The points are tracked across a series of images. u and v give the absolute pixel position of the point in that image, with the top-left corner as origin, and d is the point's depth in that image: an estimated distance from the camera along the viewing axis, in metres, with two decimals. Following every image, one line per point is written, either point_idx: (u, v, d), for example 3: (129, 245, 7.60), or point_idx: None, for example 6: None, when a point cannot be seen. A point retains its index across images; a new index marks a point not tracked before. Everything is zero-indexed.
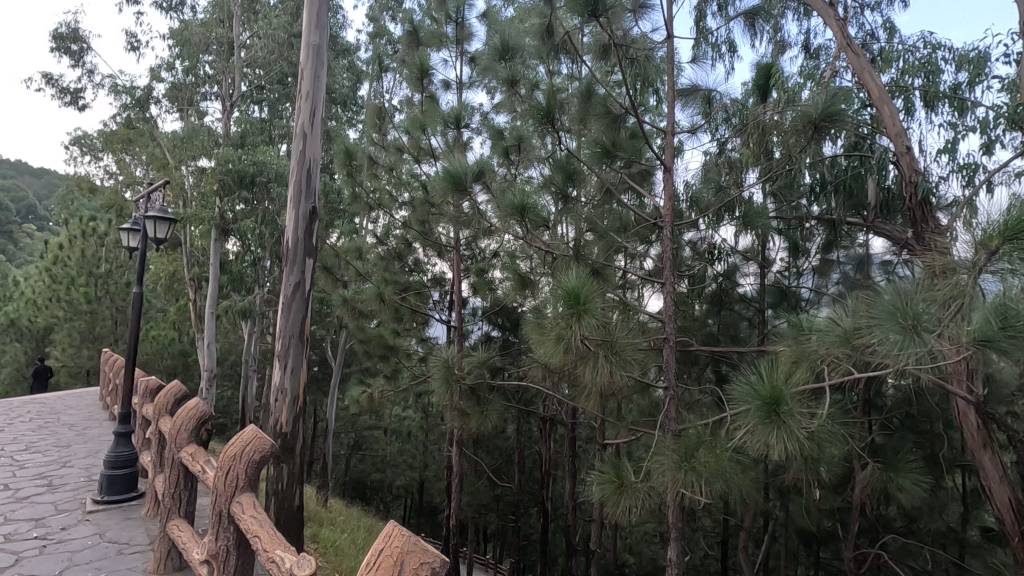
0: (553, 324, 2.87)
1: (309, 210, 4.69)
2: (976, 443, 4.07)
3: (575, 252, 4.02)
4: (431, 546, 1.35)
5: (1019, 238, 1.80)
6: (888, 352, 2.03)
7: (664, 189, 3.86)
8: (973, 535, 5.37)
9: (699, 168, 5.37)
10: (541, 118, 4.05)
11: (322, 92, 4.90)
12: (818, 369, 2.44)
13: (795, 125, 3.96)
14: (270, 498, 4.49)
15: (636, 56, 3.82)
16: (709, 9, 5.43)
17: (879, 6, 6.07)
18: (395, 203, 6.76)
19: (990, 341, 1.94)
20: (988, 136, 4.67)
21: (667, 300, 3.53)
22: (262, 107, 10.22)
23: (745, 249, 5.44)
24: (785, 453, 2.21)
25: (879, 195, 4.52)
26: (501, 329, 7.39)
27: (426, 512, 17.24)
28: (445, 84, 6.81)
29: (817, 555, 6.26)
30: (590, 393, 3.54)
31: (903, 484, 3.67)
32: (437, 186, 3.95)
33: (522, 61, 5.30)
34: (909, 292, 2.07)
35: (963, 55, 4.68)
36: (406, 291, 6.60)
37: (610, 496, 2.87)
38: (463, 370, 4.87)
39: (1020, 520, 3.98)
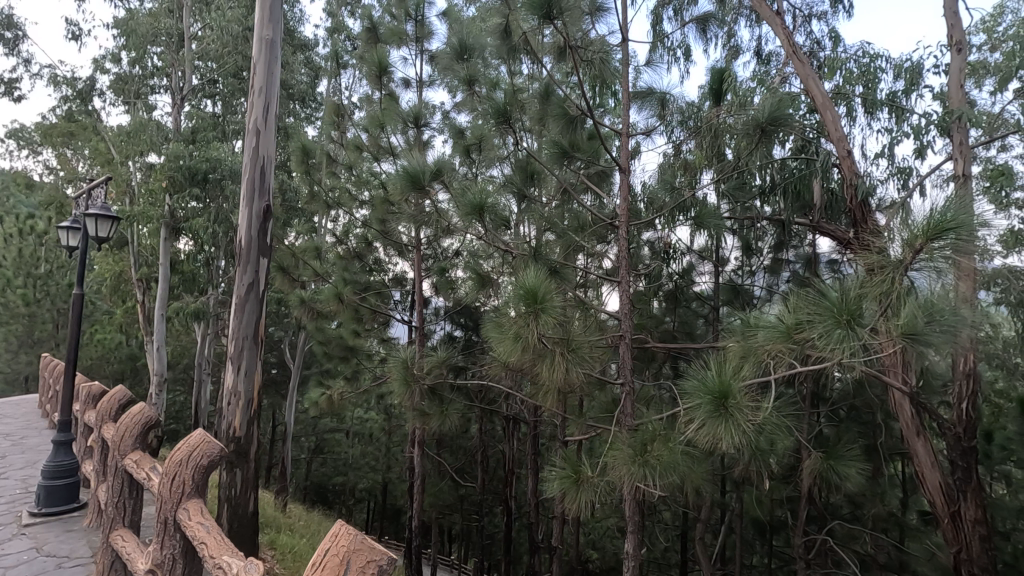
0: (512, 323, 2.89)
1: (263, 209, 4.56)
2: (911, 431, 4.29)
3: (534, 252, 4.06)
4: (379, 545, 1.34)
5: (941, 238, 1.94)
6: (825, 347, 2.15)
7: (620, 190, 3.93)
8: (912, 519, 5.65)
9: (655, 169, 5.50)
10: (499, 118, 4.06)
11: (275, 86, 4.77)
12: (764, 364, 2.53)
13: (747, 128, 4.09)
14: (223, 505, 4.33)
15: (592, 59, 3.88)
16: (665, 14, 5.56)
17: (825, 15, 6.34)
18: (355, 202, 6.67)
19: (919, 335, 2.06)
20: (921, 142, 4.94)
21: (623, 299, 3.59)
22: (215, 102, 9.86)
23: (700, 249, 5.60)
24: (734, 445, 2.29)
25: (824, 197, 4.74)
26: (464, 328, 7.35)
27: (390, 515, 17.05)
28: (405, 82, 6.74)
29: (770, 544, 6.47)
30: (549, 390, 3.58)
31: (844, 471, 3.87)
32: (396, 184, 3.93)
33: (482, 59, 5.30)
34: (847, 290, 2.19)
35: (899, 64, 4.94)
36: (365, 291, 6.50)
37: (568, 491, 2.92)
38: (423, 370, 4.82)
39: (949, 503, 4.24)
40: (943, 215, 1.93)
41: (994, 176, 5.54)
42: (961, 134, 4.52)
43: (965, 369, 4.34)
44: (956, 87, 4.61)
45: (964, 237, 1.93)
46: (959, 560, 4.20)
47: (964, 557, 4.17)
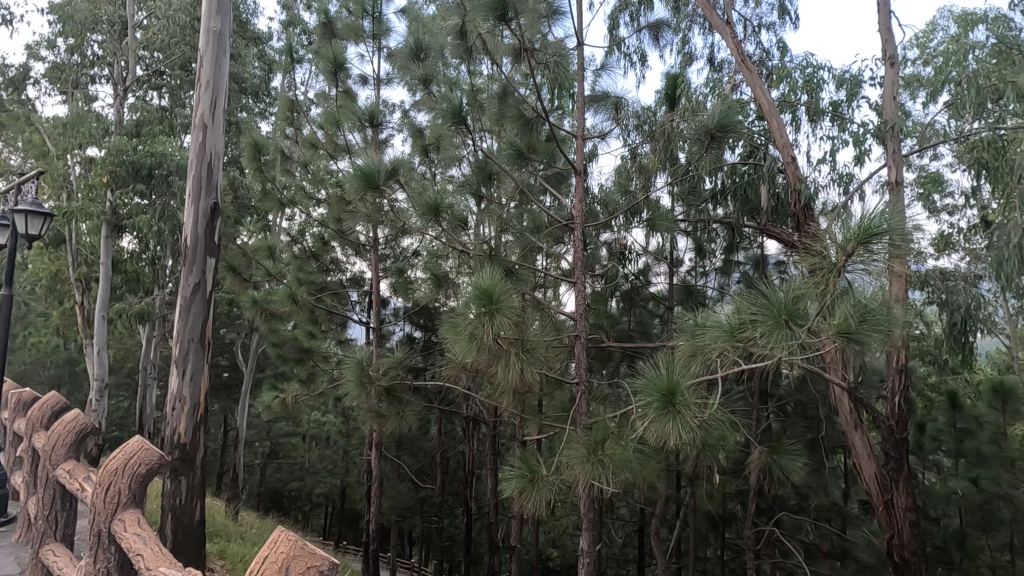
0: (467, 324, 2.89)
1: (210, 207, 4.40)
2: (849, 424, 4.52)
3: (490, 252, 4.07)
4: (318, 550, 1.32)
5: (871, 241, 2.06)
6: (766, 346, 2.24)
7: (575, 192, 3.98)
8: (852, 508, 5.94)
9: (612, 171, 5.60)
10: (455, 118, 4.05)
11: (224, 80, 4.62)
12: (710, 361, 2.61)
13: (697, 134, 4.21)
14: (167, 515, 4.14)
15: (548, 62, 3.93)
16: (622, 19, 5.68)
17: (773, 26, 6.61)
18: (311, 200, 6.52)
19: (853, 334, 2.18)
20: (860, 149, 5.21)
21: (578, 299, 3.64)
22: (162, 94, 9.45)
23: (655, 250, 5.73)
24: (681, 441, 2.36)
25: (770, 201, 4.94)
26: (424, 329, 7.29)
27: (348, 520, 16.74)
28: (362, 79, 6.62)
29: (722, 537, 6.68)
30: (506, 391, 3.59)
31: (787, 464, 4.04)
32: (351, 184, 3.87)
33: (440, 59, 5.27)
34: (788, 291, 2.29)
35: (839, 75, 5.18)
36: (321, 292, 6.37)
37: (523, 490, 2.95)
38: (379, 371, 4.75)
39: (883, 492, 4.49)
40: (872, 219, 2.05)
41: (926, 183, 5.88)
42: (893, 143, 4.78)
43: (899, 364, 4.60)
44: (889, 99, 4.86)
45: (891, 240, 2.05)
46: (892, 545, 4.44)
47: (896, 542, 4.41)
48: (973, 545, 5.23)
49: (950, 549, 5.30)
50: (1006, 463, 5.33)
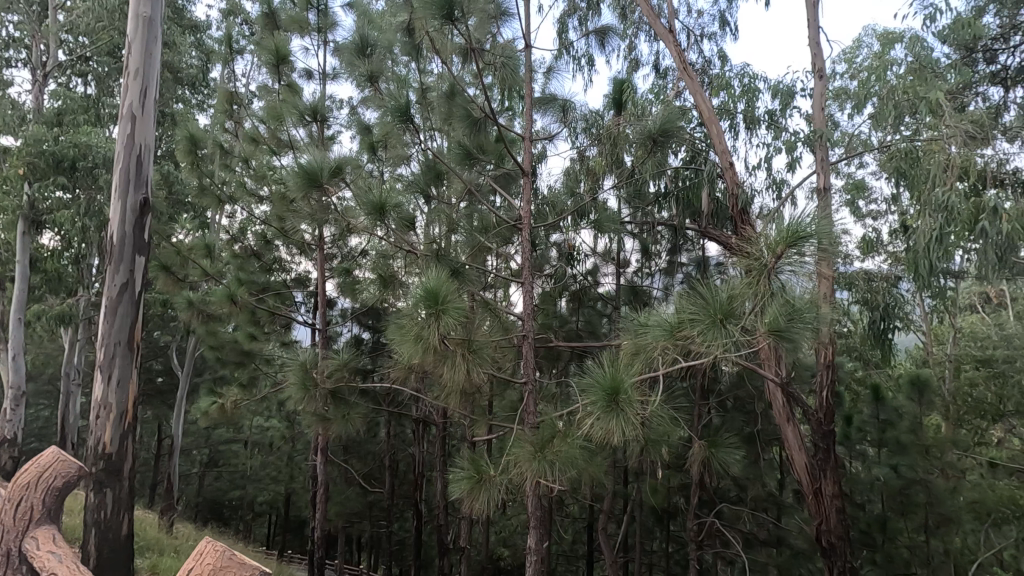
0: (413, 324, 2.86)
1: (140, 202, 4.17)
2: (782, 417, 4.77)
3: (437, 252, 4.04)
4: (245, 563, 1.61)
5: (797, 243, 2.20)
6: (704, 344, 2.34)
7: (523, 192, 4.01)
8: (788, 497, 6.25)
9: (560, 173, 5.68)
10: (402, 116, 3.99)
11: (156, 69, 4.38)
12: (652, 359, 2.69)
13: (641, 137, 4.32)
14: (89, 530, 3.86)
15: (497, 62, 3.93)
16: (570, 23, 5.77)
17: (714, 36, 6.87)
18: (253, 197, 6.27)
19: (782, 331, 2.30)
20: (793, 156, 5.49)
21: (526, 299, 3.67)
22: (87, 81, 8.86)
23: (603, 251, 5.84)
24: (624, 438, 2.42)
25: (711, 204, 5.15)
26: (372, 330, 7.15)
27: (294, 528, 16.21)
28: (307, 73, 6.43)
29: (667, 530, 6.87)
30: (453, 391, 3.56)
31: (726, 457, 4.20)
32: (294, 181, 3.76)
33: (388, 55, 5.18)
34: (723, 290, 2.40)
35: (773, 85, 5.46)
36: (263, 292, 6.13)
37: (471, 491, 2.94)
38: (325, 374, 4.62)
39: (813, 480, 4.75)
40: (797, 222, 2.19)
41: (852, 190, 6.27)
42: (822, 151, 5.06)
43: (826, 360, 4.89)
44: (818, 109, 5.16)
45: (813, 243, 2.19)
46: (821, 531, 4.70)
47: (825, 528, 4.66)
48: (893, 528, 5.62)
49: (874, 532, 5.68)
50: (922, 450, 5.75)
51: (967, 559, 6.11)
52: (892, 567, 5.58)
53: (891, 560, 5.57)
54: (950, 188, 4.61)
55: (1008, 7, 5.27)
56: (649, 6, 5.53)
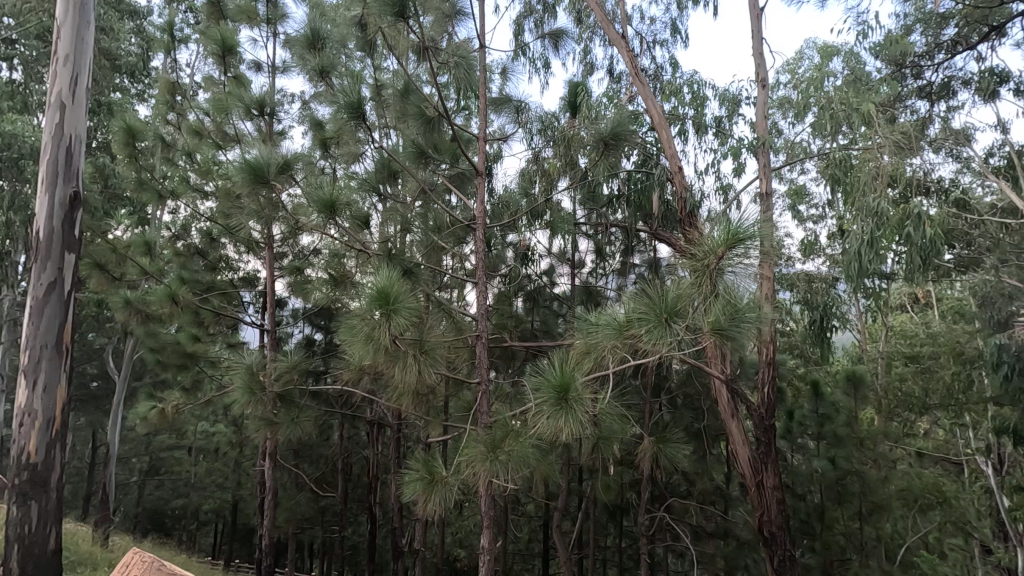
0: (363, 324, 2.81)
1: (69, 196, 3.93)
2: (727, 413, 4.96)
3: (389, 251, 3.98)
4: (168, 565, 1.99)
5: (736, 245, 2.30)
6: (651, 343, 2.40)
7: (478, 192, 4.00)
8: (734, 490, 6.47)
9: (516, 173, 5.71)
10: (354, 112, 3.91)
11: (88, 55, 4.13)
12: (602, 358, 2.74)
13: (595, 140, 4.39)
14: (11, 547, 3.61)
15: (451, 62, 3.91)
16: (526, 26, 5.83)
17: (666, 43, 7.06)
18: (197, 193, 6.01)
19: (725, 330, 2.39)
20: (739, 161, 5.71)
21: (480, 299, 3.66)
22: (13, 66, 8.28)
23: (558, 251, 5.90)
24: (574, 436, 2.45)
25: (660, 207, 5.43)
26: (324, 331, 6.98)
27: (241, 536, 15.63)
28: (255, 65, 6.22)
29: (620, 525, 7.00)
30: (405, 392, 3.51)
31: (674, 452, 4.32)
32: (238, 177, 3.63)
33: (340, 50, 5.07)
34: (669, 289, 2.47)
35: (720, 93, 5.65)
36: (208, 292, 5.89)
37: (423, 492, 2.91)
38: (272, 376, 4.48)
39: (755, 473, 4.94)
40: (736, 225, 2.29)
41: (793, 195, 6.57)
42: (764, 157, 5.28)
43: (768, 357, 5.12)
44: (761, 117, 5.38)
45: (751, 245, 2.30)
46: (763, 522, 4.89)
47: (767, 519, 4.86)
48: (830, 517, 5.96)
49: (812, 521, 6.01)
50: (857, 442, 6.06)
51: (898, 543, 6.47)
52: (829, 555, 5.85)
53: (828, 547, 5.84)
54: (879, 195, 4.91)
55: (933, 26, 5.62)
56: (603, 12, 5.65)
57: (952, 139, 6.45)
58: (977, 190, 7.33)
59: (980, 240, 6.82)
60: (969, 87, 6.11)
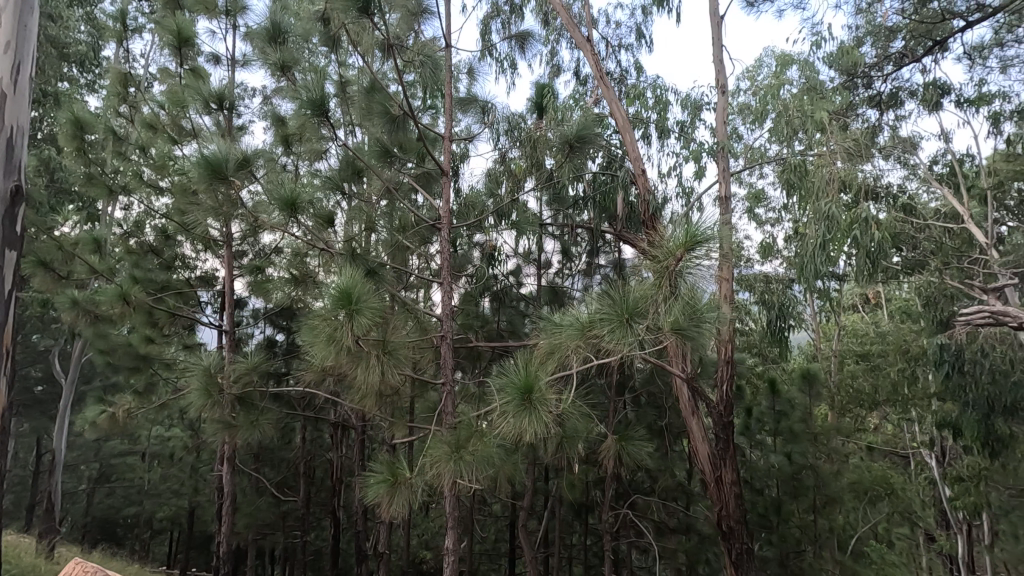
0: (325, 324, 2.77)
1: (12, 190, 3.59)
2: (687, 410, 5.09)
3: (353, 251, 3.92)
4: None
5: (693, 247, 2.36)
6: (613, 343, 2.45)
7: (443, 191, 3.98)
8: (695, 486, 6.60)
9: (482, 174, 5.70)
10: (316, 109, 3.83)
11: (31, 43, 3.89)
12: (565, 359, 2.77)
13: (560, 142, 4.42)
14: None
15: (417, 60, 3.87)
16: (493, 27, 5.84)
17: (631, 47, 7.18)
18: (151, 189, 5.77)
19: (683, 330, 2.45)
20: (700, 164, 5.85)
21: (445, 300, 3.64)
22: None
23: (523, 251, 5.91)
24: (538, 436, 2.47)
25: (624, 208, 5.49)
26: (285, 332, 6.81)
27: (199, 544, 15.10)
28: (214, 58, 6.03)
29: (585, 523, 7.05)
30: (369, 393, 3.46)
31: (637, 450, 4.39)
32: (195, 174, 3.51)
33: (302, 44, 4.96)
34: (630, 290, 2.52)
35: (682, 98, 5.79)
36: (162, 291, 5.66)
37: (386, 494, 2.88)
38: (230, 378, 4.34)
39: (714, 469, 5.08)
40: (693, 228, 2.36)
41: (752, 198, 6.77)
42: (723, 161, 5.43)
43: (727, 356, 5.27)
44: (721, 122, 5.52)
45: (707, 248, 2.36)
46: (722, 516, 5.03)
47: (725, 512, 4.99)
48: (787, 510, 6.09)
49: (770, 514, 6.13)
50: (811, 437, 6.28)
51: (850, 534, 6.71)
52: (785, 547, 6.01)
53: (785, 540, 6.00)
54: (831, 200, 5.12)
55: (882, 39, 5.88)
56: (569, 16, 5.70)
57: (900, 147, 6.76)
58: (922, 196, 7.71)
59: (925, 243, 7.17)
60: (916, 98, 6.41)
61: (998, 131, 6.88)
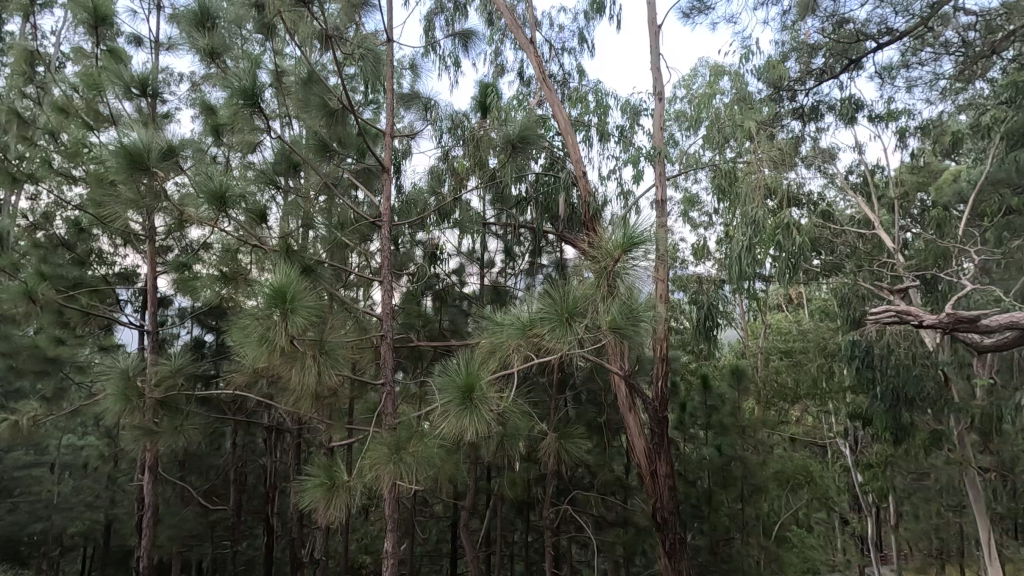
0: (257, 324, 2.65)
1: None
2: (625, 406, 5.24)
3: (289, 247, 3.77)
4: None
5: (630, 249, 2.45)
6: (554, 342, 2.49)
7: (384, 188, 3.90)
8: (633, 480, 6.80)
9: (424, 171, 5.64)
10: (249, 99, 3.67)
11: None
12: (507, 358, 2.79)
13: (504, 141, 4.43)
14: None
15: (357, 52, 3.78)
16: (436, 23, 5.80)
17: (574, 51, 7.31)
18: (62, 178, 5.32)
19: (621, 329, 2.52)
20: (638, 167, 6.03)
21: (385, 299, 3.56)
22: None
23: (467, 250, 5.89)
24: (478, 435, 2.47)
25: (565, 210, 5.58)
26: (214, 332, 6.46)
27: (115, 562, 14.01)
28: (136, 39, 5.65)
29: (527, 520, 7.10)
30: (304, 396, 3.34)
31: (577, 446, 4.47)
32: (113, 162, 3.26)
33: (235, 30, 4.72)
34: (570, 290, 2.57)
35: (622, 103, 5.95)
36: (75, 288, 5.23)
37: (323, 498, 2.80)
38: (152, 381, 4.06)
39: (650, 462, 5.25)
40: (629, 231, 2.44)
41: (687, 202, 7.05)
42: (660, 166, 5.62)
43: (662, 354, 5.47)
44: (658, 127, 5.73)
45: (642, 249, 2.45)
46: (656, 508, 5.21)
47: (660, 505, 5.17)
48: (717, 500, 6.38)
49: (702, 505, 6.41)
50: (739, 430, 6.62)
51: (774, 520, 7.12)
52: (716, 535, 6.31)
53: (715, 528, 6.30)
54: (757, 205, 5.43)
55: (804, 55, 6.28)
56: (512, 17, 5.74)
57: (820, 157, 7.25)
58: (838, 203, 8.29)
59: (841, 247, 7.71)
60: (834, 111, 6.89)
61: (904, 145, 7.51)
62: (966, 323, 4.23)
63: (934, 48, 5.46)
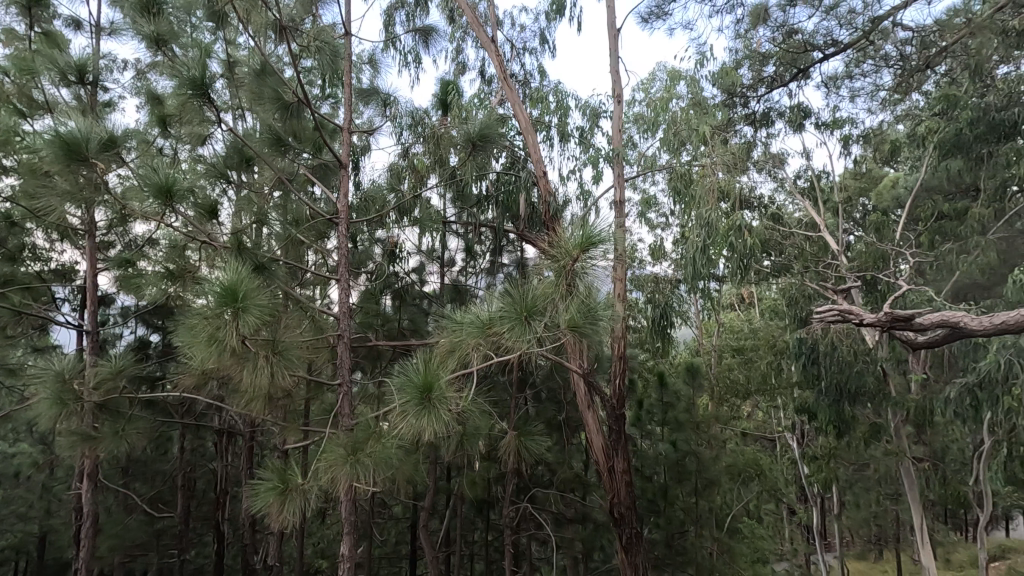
0: (206, 324, 2.55)
1: None
2: (583, 403, 5.30)
3: (240, 244, 3.63)
4: None
5: (588, 247, 2.48)
6: (513, 341, 2.49)
7: (341, 184, 3.82)
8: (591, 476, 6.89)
9: (383, 168, 5.55)
10: (198, 89, 3.52)
11: None
12: (466, 357, 2.78)
13: (464, 139, 4.41)
14: None
15: (314, 44, 3.68)
16: (396, 18, 5.72)
17: (535, 51, 7.34)
18: None
19: (579, 327, 2.54)
20: (598, 169, 6.11)
21: (341, 297, 3.49)
22: None
23: (427, 248, 5.83)
24: (436, 435, 2.45)
25: (526, 209, 5.60)
26: (159, 332, 6.17)
27: None
28: (75, 22, 5.33)
29: (487, 519, 7.09)
30: (256, 397, 3.23)
31: (536, 444, 4.49)
32: (47, 152, 3.07)
33: (183, 16, 4.52)
34: (530, 289, 2.58)
35: (582, 105, 6.02)
36: (4, 286, 4.90)
37: (275, 502, 2.71)
38: (91, 383, 3.84)
39: (608, 458, 5.33)
40: (587, 230, 2.47)
41: (645, 203, 7.18)
42: (619, 167, 5.71)
43: (620, 352, 5.57)
44: (617, 129, 5.82)
45: (600, 249, 2.49)
46: (614, 504, 5.30)
47: (617, 500, 5.26)
48: (672, 494, 6.54)
49: (657, 499, 6.56)
50: (693, 426, 6.80)
51: (727, 512, 7.35)
52: (671, 528, 6.47)
53: (670, 522, 6.45)
54: (711, 207, 5.60)
55: (756, 63, 6.50)
56: (473, 15, 5.72)
57: (770, 162, 7.52)
58: (787, 207, 8.62)
59: (790, 249, 8.02)
60: (784, 118, 7.16)
61: (848, 152, 7.89)
62: (903, 322, 4.48)
63: (875, 61, 5.75)
